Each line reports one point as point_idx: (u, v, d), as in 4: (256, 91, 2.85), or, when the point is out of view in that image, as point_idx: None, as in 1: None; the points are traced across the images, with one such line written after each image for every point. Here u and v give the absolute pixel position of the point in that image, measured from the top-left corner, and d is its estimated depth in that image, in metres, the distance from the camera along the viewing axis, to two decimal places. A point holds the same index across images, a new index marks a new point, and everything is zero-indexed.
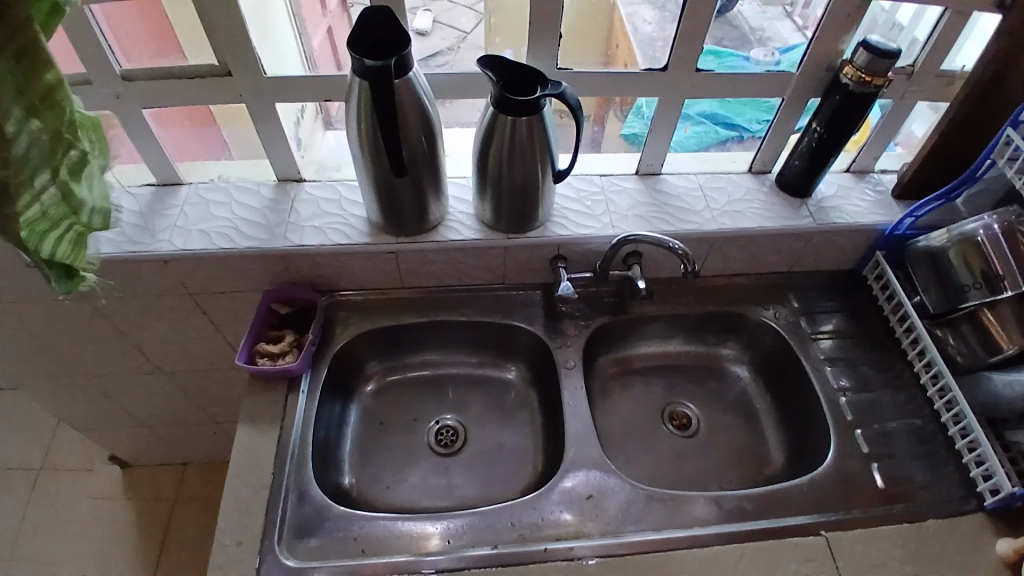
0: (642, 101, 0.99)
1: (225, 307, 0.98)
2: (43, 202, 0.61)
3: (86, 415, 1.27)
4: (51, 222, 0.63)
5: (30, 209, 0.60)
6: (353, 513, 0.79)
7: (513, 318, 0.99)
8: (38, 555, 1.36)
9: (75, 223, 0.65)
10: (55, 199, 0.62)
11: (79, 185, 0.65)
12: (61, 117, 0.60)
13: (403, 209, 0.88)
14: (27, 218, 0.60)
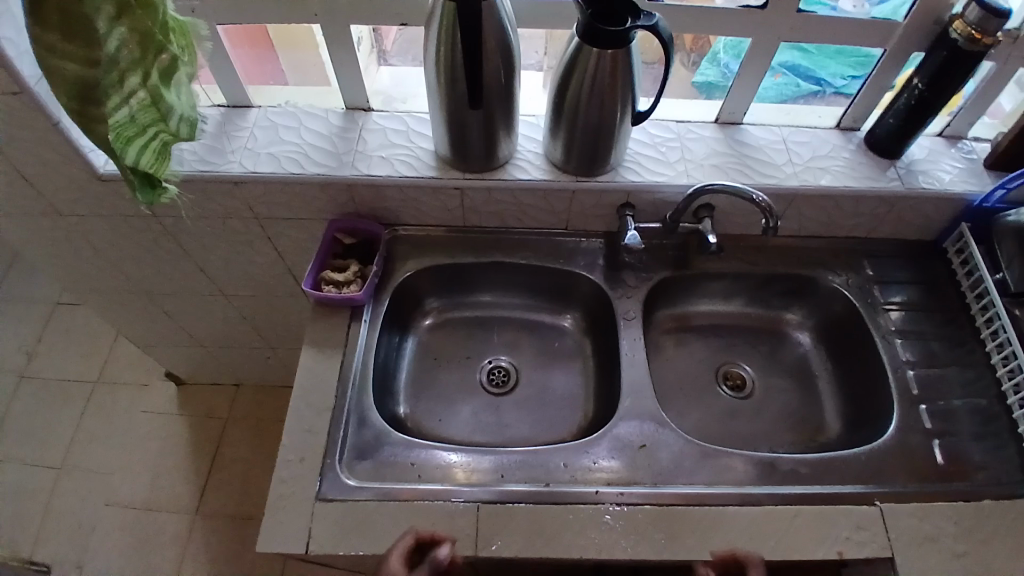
0: (721, 47, 0.94)
1: (288, 233, 0.99)
2: (132, 106, 0.61)
3: (148, 330, 1.32)
4: (139, 127, 0.63)
5: (119, 112, 0.60)
6: (413, 442, 0.81)
7: (575, 266, 0.97)
8: (101, 457, 1.44)
9: (162, 130, 0.65)
10: (144, 103, 0.62)
11: (169, 91, 0.64)
12: (154, 18, 0.58)
13: (473, 144, 0.85)
14: (116, 121, 0.60)
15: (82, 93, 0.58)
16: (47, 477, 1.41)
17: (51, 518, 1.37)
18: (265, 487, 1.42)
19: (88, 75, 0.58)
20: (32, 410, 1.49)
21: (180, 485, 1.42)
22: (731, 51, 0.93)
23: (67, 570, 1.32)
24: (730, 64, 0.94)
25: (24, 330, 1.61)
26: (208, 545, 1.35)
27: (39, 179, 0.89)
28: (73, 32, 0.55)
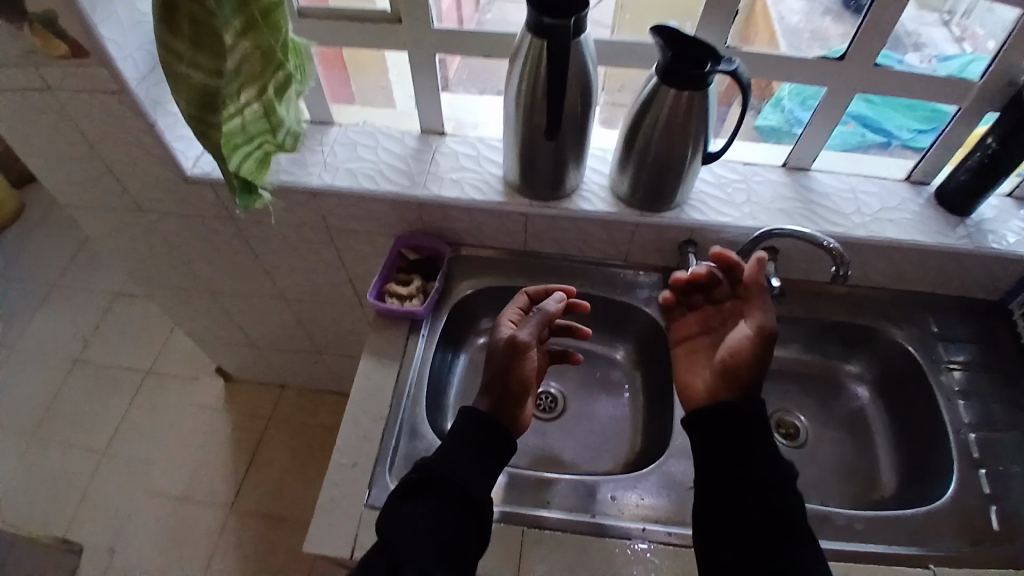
0: (784, 92, 0.95)
1: (355, 245, 1.02)
2: (245, 116, 0.66)
3: (207, 328, 1.37)
4: (248, 136, 0.68)
5: (233, 121, 0.65)
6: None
7: (632, 299, 0.97)
8: (146, 447, 1.49)
9: (267, 140, 0.70)
10: (256, 115, 0.67)
11: (280, 105, 0.69)
12: (276, 38, 0.63)
13: (542, 172, 0.87)
14: (229, 129, 0.65)
15: (202, 104, 0.63)
16: (91, 461, 1.46)
17: (91, 501, 1.40)
18: (300, 490, 1.45)
19: (210, 83, 0.62)
20: (84, 395, 1.55)
21: (218, 482, 1.45)
22: (796, 95, 0.94)
23: (102, 554, 1.34)
24: (794, 110, 0.95)
25: (84, 316, 1.68)
26: (240, 543, 1.38)
27: (129, 175, 0.94)
28: (204, 43, 0.59)
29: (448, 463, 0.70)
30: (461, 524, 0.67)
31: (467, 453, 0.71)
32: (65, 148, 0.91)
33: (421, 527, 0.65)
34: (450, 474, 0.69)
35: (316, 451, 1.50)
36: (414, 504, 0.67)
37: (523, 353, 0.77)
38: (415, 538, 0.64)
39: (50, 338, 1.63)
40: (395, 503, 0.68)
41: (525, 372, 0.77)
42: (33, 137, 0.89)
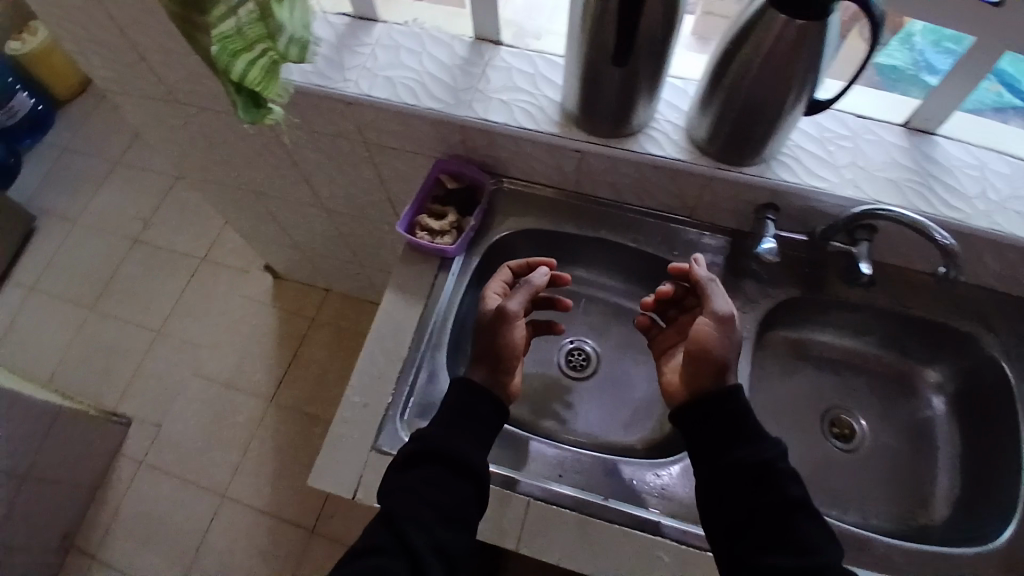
0: (916, 28, 0.78)
1: (395, 162, 0.94)
2: (239, 18, 0.55)
3: (252, 225, 1.35)
4: (246, 44, 0.57)
5: (224, 22, 0.55)
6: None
7: (691, 262, 0.85)
8: (195, 331, 1.53)
9: (271, 50, 0.58)
10: (252, 17, 0.56)
11: (281, 4, 0.57)
12: None
13: (603, 104, 0.74)
14: (221, 32, 0.55)
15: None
16: (146, 338, 1.53)
17: (143, 376, 1.49)
18: (335, 393, 1.47)
19: None
20: (142, 273, 1.60)
21: (261, 372, 1.49)
22: (931, 34, 0.77)
23: (148, 426, 1.44)
24: (925, 48, 0.79)
25: (143, 195, 1.70)
26: (276, 434, 1.43)
27: (160, 65, 0.88)
28: None
29: (441, 430, 0.68)
30: (462, 489, 0.66)
31: (462, 421, 0.69)
32: (95, 30, 0.85)
33: (421, 497, 0.64)
34: (443, 442, 0.67)
35: (354, 357, 1.50)
36: (414, 473, 0.66)
37: (509, 324, 0.72)
38: (417, 510, 0.63)
39: (112, 215, 1.68)
40: (394, 475, 0.67)
41: (514, 346, 0.72)
42: (61, 13, 0.83)
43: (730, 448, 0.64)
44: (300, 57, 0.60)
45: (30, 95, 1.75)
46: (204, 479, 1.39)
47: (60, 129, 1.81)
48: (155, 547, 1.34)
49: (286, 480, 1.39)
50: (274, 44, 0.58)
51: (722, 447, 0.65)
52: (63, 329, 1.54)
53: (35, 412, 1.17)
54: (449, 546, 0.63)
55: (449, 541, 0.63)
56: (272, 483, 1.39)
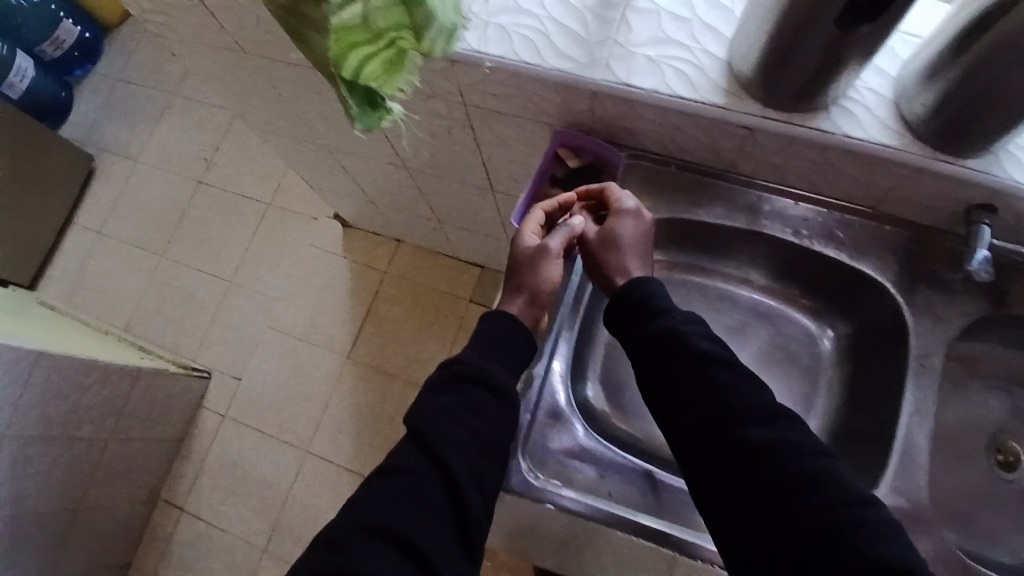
0: None
1: (498, 128, 0.78)
2: (368, 4, 0.44)
3: (323, 176, 1.24)
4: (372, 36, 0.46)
5: (348, 10, 0.44)
6: (582, 449, 0.66)
7: (864, 262, 0.71)
8: (265, 282, 1.47)
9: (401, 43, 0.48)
10: (386, 3, 0.45)
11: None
12: None
13: (794, 71, 0.57)
14: (342, 21, 0.45)
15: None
16: (218, 287, 1.48)
17: (219, 327, 1.45)
18: (412, 350, 1.39)
19: None
20: (210, 218, 1.53)
21: (337, 326, 1.42)
22: None
23: (228, 379, 1.42)
24: None
25: (203, 133, 1.60)
26: (354, 391, 1.37)
27: (222, 11, 0.74)
28: None
29: (480, 355, 0.61)
30: (499, 414, 0.58)
31: (502, 353, 0.62)
32: None
33: (459, 420, 0.56)
34: (480, 363, 0.60)
35: (429, 314, 1.40)
36: (449, 397, 0.58)
37: (545, 258, 0.67)
38: (453, 431, 0.55)
39: (175, 154, 1.59)
40: (427, 399, 0.58)
41: (552, 283, 0.68)
42: None
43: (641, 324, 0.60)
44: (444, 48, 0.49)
45: (76, 22, 1.59)
46: (286, 434, 1.37)
47: (111, 59, 1.69)
48: (242, 498, 1.34)
49: (368, 438, 1.34)
50: (412, 31, 0.47)
51: (635, 328, 0.60)
52: (136, 277, 1.51)
53: (114, 374, 1.14)
54: (488, 474, 0.56)
55: (486, 467, 0.55)
56: (353, 440, 1.34)
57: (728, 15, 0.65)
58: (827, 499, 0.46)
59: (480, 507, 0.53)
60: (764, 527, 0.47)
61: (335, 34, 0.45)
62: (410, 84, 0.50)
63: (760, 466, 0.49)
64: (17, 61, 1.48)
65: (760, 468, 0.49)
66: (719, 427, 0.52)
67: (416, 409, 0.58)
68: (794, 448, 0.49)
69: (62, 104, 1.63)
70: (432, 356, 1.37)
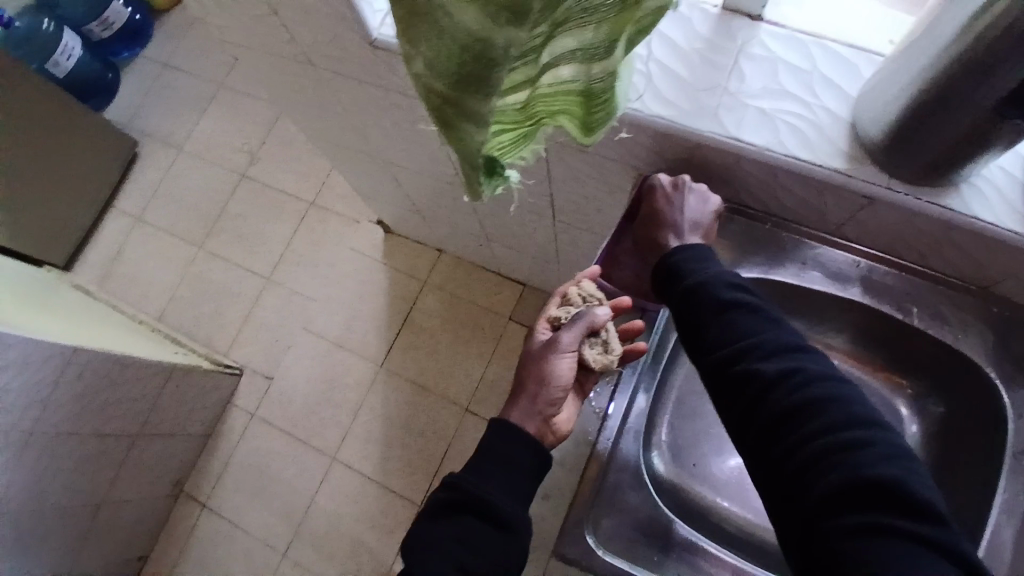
0: None
1: (577, 165, 0.74)
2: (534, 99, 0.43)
3: (372, 183, 1.20)
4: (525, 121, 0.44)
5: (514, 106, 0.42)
6: (652, 522, 0.62)
7: (969, 344, 0.65)
8: (301, 282, 1.44)
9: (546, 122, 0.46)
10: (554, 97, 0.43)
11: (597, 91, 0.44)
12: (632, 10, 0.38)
13: (930, 146, 0.51)
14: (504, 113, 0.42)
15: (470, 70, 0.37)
16: (253, 284, 1.46)
17: (252, 324, 1.43)
18: (447, 366, 1.35)
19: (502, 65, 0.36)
20: (249, 212, 1.51)
21: (372, 334, 1.38)
22: None
23: (260, 379, 1.39)
24: None
25: (248, 125, 1.58)
26: (385, 403, 1.34)
27: (295, 22, 0.70)
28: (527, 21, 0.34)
29: (483, 483, 0.59)
30: (500, 551, 0.57)
31: (509, 478, 0.60)
32: None
33: (454, 560, 0.56)
34: (483, 495, 0.58)
35: (467, 329, 1.36)
36: (446, 530, 0.58)
37: (553, 356, 0.63)
38: (445, 570, 0.56)
39: (219, 143, 1.57)
40: (425, 532, 0.59)
41: (563, 380, 0.63)
42: None
43: (674, 282, 0.59)
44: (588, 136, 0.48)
45: (127, 3, 1.58)
46: (314, 441, 1.34)
47: (157, 42, 1.66)
48: (266, 502, 1.32)
49: (398, 451, 1.30)
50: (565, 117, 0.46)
51: (669, 276, 0.60)
52: (171, 267, 1.50)
53: (147, 371, 1.12)
54: None
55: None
56: (382, 452, 1.31)
57: (853, 69, 0.59)
58: (822, 428, 0.47)
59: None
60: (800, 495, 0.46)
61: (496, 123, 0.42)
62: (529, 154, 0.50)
63: (786, 424, 0.49)
64: (64, 40, 1.46)
65: (712, 340, 0.54)
66: (693, 321, 0.56)
67: (416, 543, 0.59)
68: (800, 379, 0.49)
69: (109, 85, 1.61)
70: (467, 371, 1.34)
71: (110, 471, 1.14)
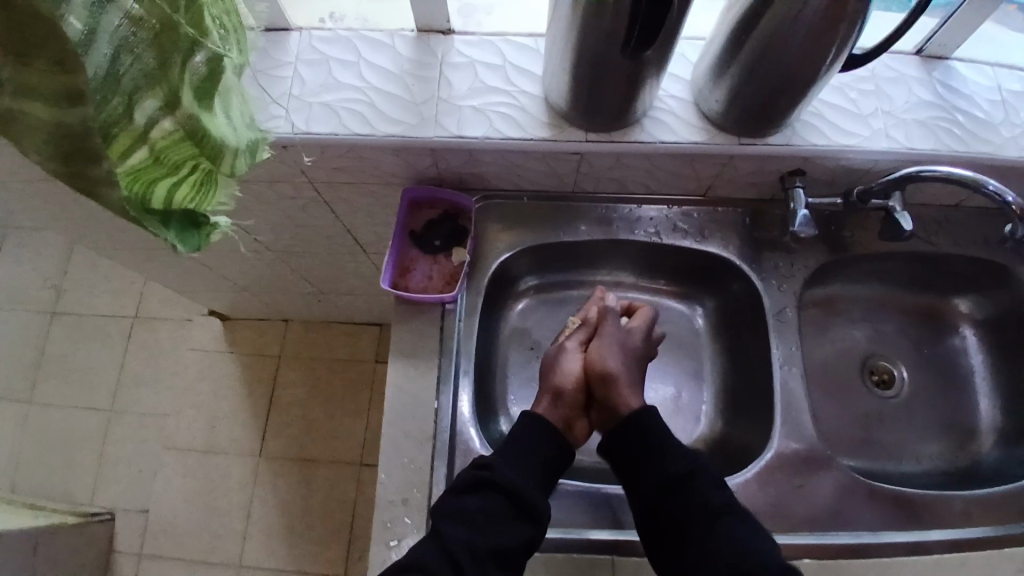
0: None
1: (351, 197, 0.79)
2: (155, 143, 0.41)
3: (190, 278, 1.19)
4: (169, 167, 0.43)
5: (136, 157, 0.41)
6: None
7: (711, 244, 0.78)
8: (151, 401, 1.37)
9: (204, 164, 0.44)
10: (175, 137, 0.42)
11: (212, 111, 0.44)
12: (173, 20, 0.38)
13: (602, 97, 0.62)
14: (134, 167, 0.41)
15: (63, 152, 0.39)
16: (100, 420, 1.37)
17: (110, 462, 1.34)
18: (327, 429, 1.33)
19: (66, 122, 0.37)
20: (73, 349, 1.42)
21: (242, 426, 1.34)
22: None
23: (135, 515, 1.30)
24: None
25: (46, 262, 1.50)
26: (276, 488, 1.30)
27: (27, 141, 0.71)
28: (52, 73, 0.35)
29: (512, 467, 0.61)
30: (524, 531, 0.58)
31: (531, 464, 0.62)
32: None
33: (473, 526, 0.57)
34: (509, 478, 0.60)
35: (335, 387, 1.36)
36: (470, 502, 0.59)
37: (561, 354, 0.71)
38: (467, 536, 0.56)
39: (19, 290, 1.48)
40: (451, 500, 0.59)
41: (568, 373, 0.69)
42: None
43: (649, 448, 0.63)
44: (247, 163, 0.48)
45: None
46: (214, 557, 1.26)
47: None
48: None
49: (304, 533, 1.27)
50: (211, 155, 0.45)
51: (651, 451, 0.62)
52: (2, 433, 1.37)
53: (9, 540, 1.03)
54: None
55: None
56: (288, 539, 1.27)
57: (536, 54, 0.70)
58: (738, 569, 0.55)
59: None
60: (645, 493, 0.60)
61: (129, 180, 0.41)
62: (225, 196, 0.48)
63: (650, 441, 0.63)
64: None
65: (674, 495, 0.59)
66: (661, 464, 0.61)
67: (438, 508, 0.59)
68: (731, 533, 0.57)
69: None
70: (349, 427, 1.33)
71: None
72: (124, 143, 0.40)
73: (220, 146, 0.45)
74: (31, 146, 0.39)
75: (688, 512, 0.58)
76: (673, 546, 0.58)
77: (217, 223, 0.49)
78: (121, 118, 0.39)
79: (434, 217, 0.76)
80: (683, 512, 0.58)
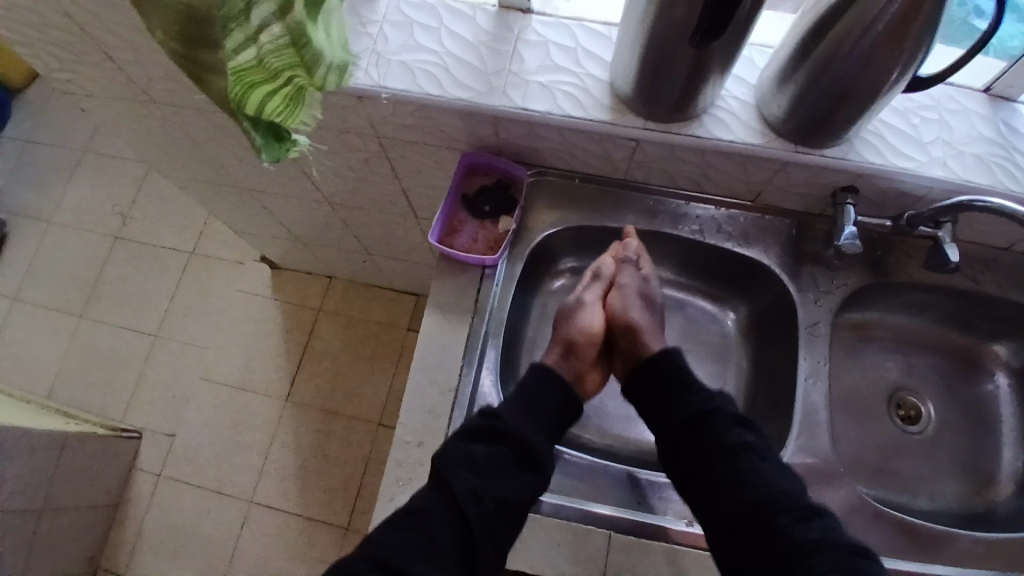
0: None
1: (412, 156, 0.83)
2: (262, 45, 0.46)
3: (248, 221, 1.26)
4: (270, 73, 0.47)
5: (243, 54, 0.46)
6: None
7: (752, 250, 0.79)
8: (193, 333, 1.45)
9: (300, 76, 0.49)
10: (279, 42, 0.46)
11: (317, 28, 0.48)
12: None
13: (664, 86, 0.64)
14: (239, 64, 0.46)
15: (187, 36, 0.46)
16: (144, 343, 1.45)
17: (147, 384, 1.42)
18: (352, 387, 1.38)
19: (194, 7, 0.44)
20: (131, 273, 1.52)
21: (272, 371, 1.40)
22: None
23: (162, 437, 1.37)
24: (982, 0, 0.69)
25: (120, 191, 1.61)
26: (295, 434, 1.35)
27: (127, 60, 0.78)
28: None
29: (521, 418, 0.66)
30: (527, 484, 0.62)
31: (538, 413, 0.67)
32: (49, 30, 0.76)
33: (478, 473, 0.61)
34: (516, 426, 0.65)
35: (365, 347, 1.41)
36: (478, 450, 0.63)
37: (581, 305, 0.76)
38: (473, 481, 0.60)
39: (92, 213, 1.59)
40: (461, 444, 0.63)
41: (588, 326, 0.74)
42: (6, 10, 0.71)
43: (678, 407, 0.67)
44: (337, 83, 0.52)
45: None
46: (228, 488, 1.32)
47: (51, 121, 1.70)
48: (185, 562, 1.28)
49: (315, 481, 1.31)
50: (307, 69, 0.49)
51: (668, 407, 0.68)
52: (55, 342, 1.46)
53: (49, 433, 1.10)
54: (500, 533, 0.59)
55: (503, 526, 0.60)
56: (299, 484, 1.31)
57: (607, 42, 0.73)
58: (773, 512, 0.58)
59: (494, 561, 0.58)
60: (673, 425, 0.66)
61: (233, 76, 0.46)
62: (312, 117, 0.53)
63: (676, 387, 0.68)
64: None
65: (699, 454, 0.64)
66: (679, 411, 0.67)
67: (447, 450, 0.63)
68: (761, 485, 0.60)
69: None
70: (373, 388, 1.38)
71: (22, 549, 1.10)
72: (238, 39, 0.45)
73: (317, 59, 0.49)
74: (160, 24, 0.46)
75: (713, 436, 0.64)
76: (696, 482, 0.63)
77: (298, 142, 0.54)
78: (240, 15, 0.44)
79: (486, 186, 0.79)
80: (706, 446, 0.64)
